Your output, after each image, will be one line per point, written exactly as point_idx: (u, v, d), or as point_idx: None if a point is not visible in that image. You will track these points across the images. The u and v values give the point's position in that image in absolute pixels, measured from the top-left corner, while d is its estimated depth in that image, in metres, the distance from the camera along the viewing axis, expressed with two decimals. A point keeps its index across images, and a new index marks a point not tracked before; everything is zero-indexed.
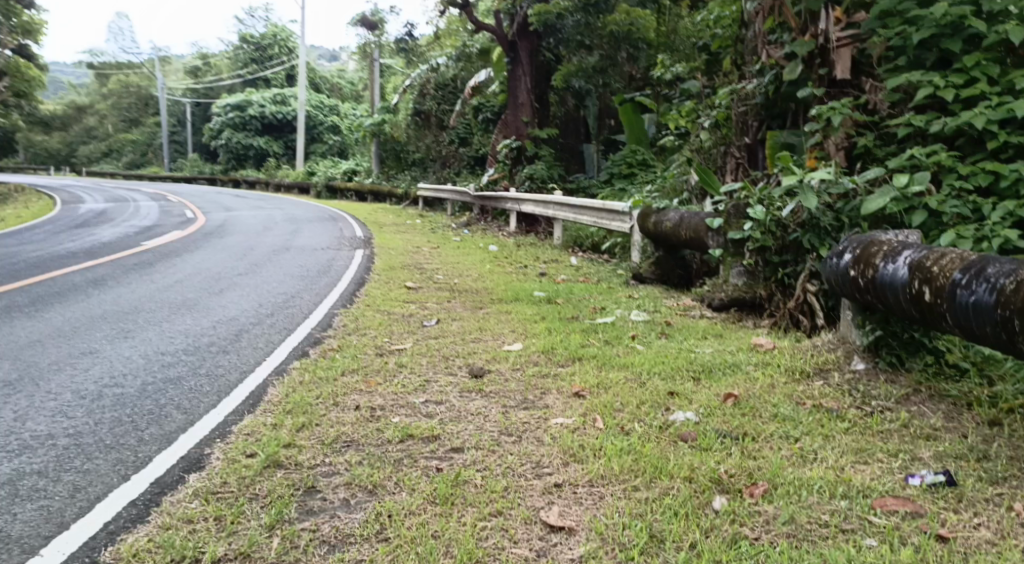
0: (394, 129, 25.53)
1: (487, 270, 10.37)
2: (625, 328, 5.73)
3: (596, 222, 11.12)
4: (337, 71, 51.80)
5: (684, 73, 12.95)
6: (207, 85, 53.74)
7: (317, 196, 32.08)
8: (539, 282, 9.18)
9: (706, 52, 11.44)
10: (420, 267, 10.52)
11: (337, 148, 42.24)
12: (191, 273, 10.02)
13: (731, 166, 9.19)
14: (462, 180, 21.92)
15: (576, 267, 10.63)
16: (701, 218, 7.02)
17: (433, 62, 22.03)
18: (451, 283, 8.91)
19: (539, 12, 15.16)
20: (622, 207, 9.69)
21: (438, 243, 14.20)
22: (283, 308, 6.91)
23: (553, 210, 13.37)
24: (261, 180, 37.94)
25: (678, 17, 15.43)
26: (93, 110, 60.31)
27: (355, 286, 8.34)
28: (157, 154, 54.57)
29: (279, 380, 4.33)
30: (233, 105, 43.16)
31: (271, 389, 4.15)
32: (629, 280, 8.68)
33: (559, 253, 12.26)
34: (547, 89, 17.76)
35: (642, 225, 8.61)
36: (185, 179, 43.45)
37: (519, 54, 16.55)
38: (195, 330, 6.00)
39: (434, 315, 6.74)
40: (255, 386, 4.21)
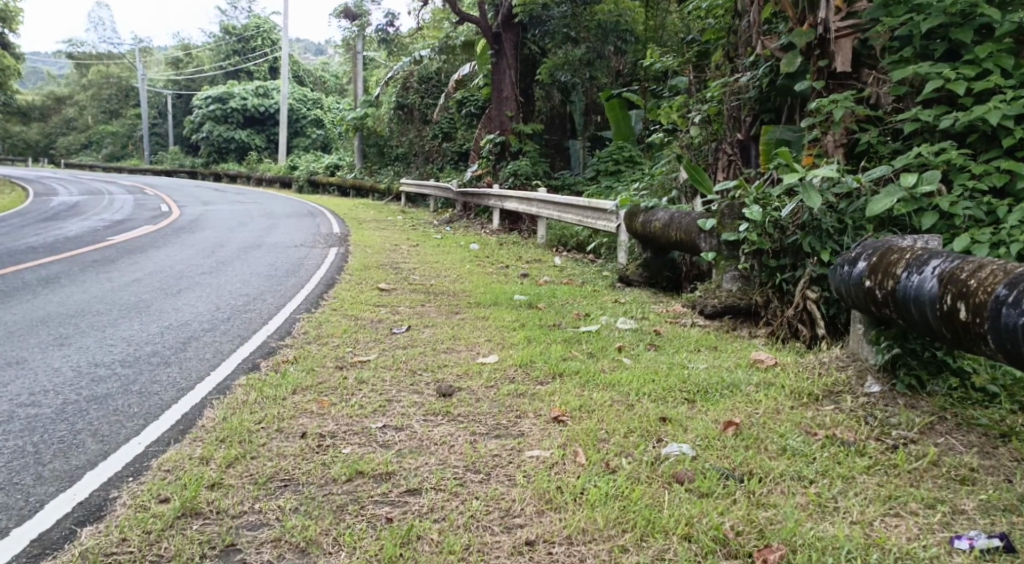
0: (377, 122, 24.92)
1: (467, 270, 9.88)
2: (610, 338, 5.26)
3: (581, 221, 10.64)
4: (322, 64, 50.99)
5: (674, 66, 12.46)
6: (189, 77, 52.78)
7: (299, 190, 31.43)
8: (520, 283, 8.70)
9: (697, 45, 10.96)
10: (396, 267, 9.99)
11: (320, 142, 41.51)
12: (151, 271, 9.46)
13: (722, 163, 8.85)
14: (444, 175, 21.38)
15: (559, 268, 10.14)
16: (692, 218, 6.55)
17: (416, 55, 21.48)
18: (427, 285, 8.40)
19: (524, 3, 14.67)
20: (608, 206, 9.22)
21: (417, 240, 13.69)
22: (240, 313, 6.39)
23: (536, 207, 12.90)
24: (242, 174, 37.22)
25: (667, 11, 14.98)
26: (74, 102, 59.25)
27: (323, 288, 7.83)
28: (137, 146, 53.59)
29: (219, 401, 3.82)
30: (215, 97, 42.37)
31: (207, 412, 3.64)
32: (616, 282, 8.24)
33: (543, 253, 11.79)
34: (531, 83, 17.45)
35: (629, 224, 8.14)
36: (165, 171, 42.65)
37: (503, 46, 16.06)
38: (139, 336, 5.48)
39: (405, 320, 6.24)
40: (190, 407, 3.71)
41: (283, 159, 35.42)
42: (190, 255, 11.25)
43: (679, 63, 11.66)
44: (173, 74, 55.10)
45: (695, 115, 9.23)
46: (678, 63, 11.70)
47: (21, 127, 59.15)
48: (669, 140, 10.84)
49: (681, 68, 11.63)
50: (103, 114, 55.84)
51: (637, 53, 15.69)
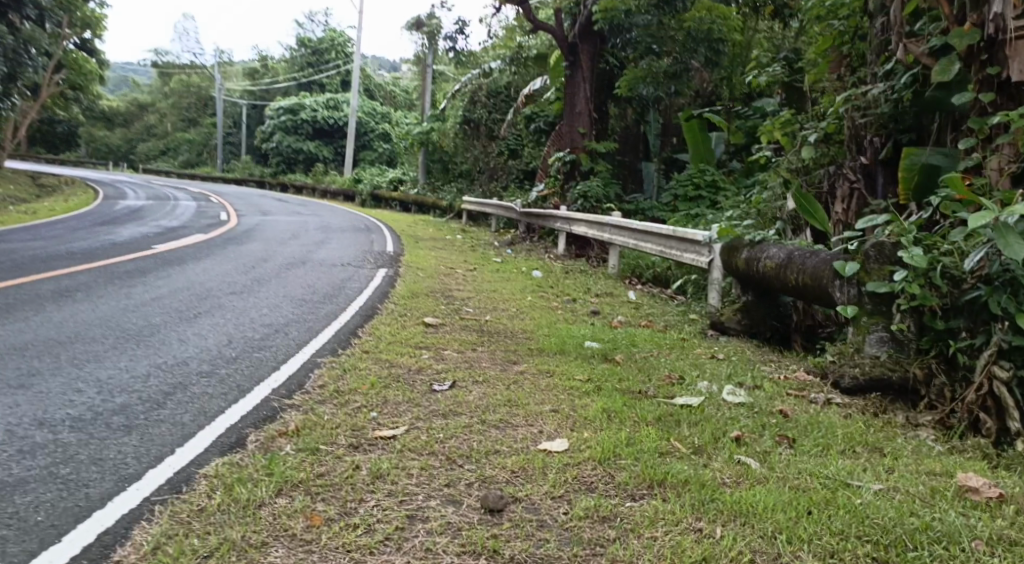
0: (443, 137, 24.01)
1: (527, 303, 8.62)
2: (720, 418, 3.93)
3: (662, 252, 9.30)
4: (393, 79, 50.64)
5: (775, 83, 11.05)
6: (264, 88, 53.10)
7: (361, 204, 30.72)
8: (590, 324, 7.39)
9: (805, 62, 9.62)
10: (448, 294, 8.82)
11: (386, 156, 40.94)
12: (178, 288, 8.46)
13: (840, 192, 7.48)
14: (508, 194, 20.22)
15: (634, 305, 8.82)
16: (820, 260, 5.18)
17: (487, 67, 20.50)
18: (482, 321, 7.19)
19: (606, 9, 13.45)
20: (698, 237, 7.86)
21: (475, 263, 12.52)
22: (255, 350, 5.26)
23: (607, 234, 11.60)
24: (308, 185, 36.84)
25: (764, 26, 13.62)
26: (154, 109, 60.40)
27: (359, 320, 6.67)
28: (210, 154, 54.01)
29: (159, 517, 2.71)
30: (287, 108, 42.26)
31: (146, 545, 2.56)
32: (707, 330, 6.91)
33: (614, 285, 10.48)
34: (608, 99, 16.27)
35: (729, 261, 6.85)
36: (233, 180, 42.67)
37: (579, 57, 14.98)
38: (118, 382, 4.37)
39: (452, 372, 5.01)
40: (128, 527, 2.66)
41: (348, 171, 34.77)
42: (227, 270, 10.27)
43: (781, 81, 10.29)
44: (248, 84, 55.49)
45: (807, 135, 7.85)
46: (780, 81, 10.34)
47: (104, 131, 60.20)
48: (769, 164, 9.44)
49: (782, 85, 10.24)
50: (182, 123, 56.76)
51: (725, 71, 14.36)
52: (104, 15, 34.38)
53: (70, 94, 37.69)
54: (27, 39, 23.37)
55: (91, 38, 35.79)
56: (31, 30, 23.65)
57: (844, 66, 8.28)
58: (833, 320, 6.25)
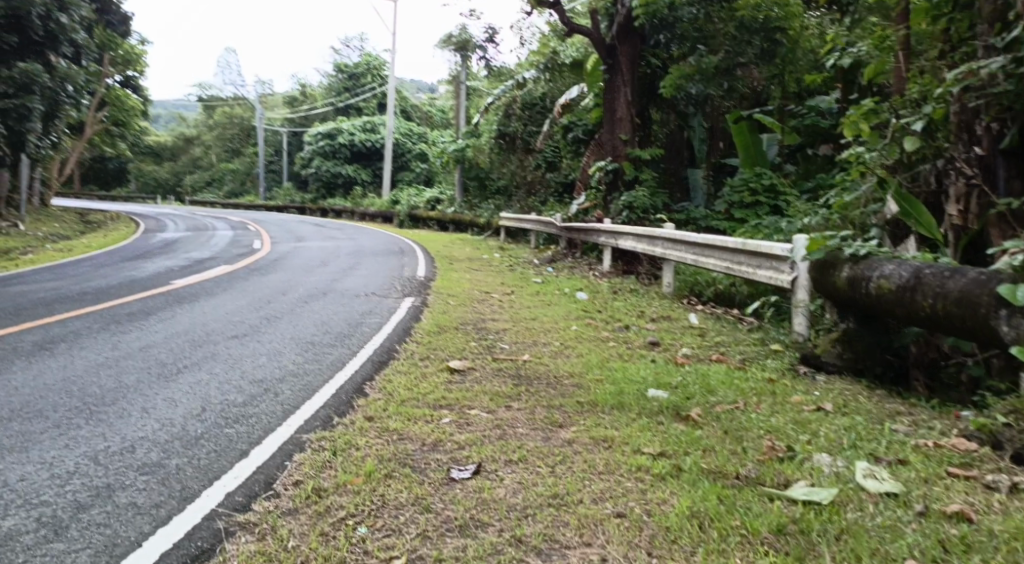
0: (479, 153, 22.90)
1: (572, 334, 7.38)
2: (855, 532, 2.83)
3: (728, 267, 7.98)
4: (429, 99, 49.69)
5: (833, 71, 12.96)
6: (302, 114, 52.77)
7: (399, 226, 29.69)
8: (651, 361, 6.12)
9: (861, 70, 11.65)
10: (479, 327, 7.61)
11: (425, 176, 39.97)
12: (175, 331, 7.32)
13: (954, 191, 6.21)
14: (548, 209, 19.01)
15: (698, 332, 7.54)
16: (971, 282, 3.94)
17: (521, 77, 19.39)
18: (521, 363, 5.96)
19: (647, 3, 12.25)
20: (779, 250, 6.54)
21: (514, 286, 11.31)
22: (229, 419, 4.06)
23: (660, 249, 10.29)
24: (347, 209, 36.09)
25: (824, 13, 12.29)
26: (198, 140, 60.55)
27: (372, 369, 5.47)
28: (252, 183, 53.62)
29: None
30: (325, 133, 41.69)
31: None
32: (799, 367, 5.62)
33: (672, 306, 9.19)
34: (651, 104, 15.04)
35: (828, 281, 5.51)
36: (275, 207, 42.21)
37: (619, 59, 13.78)
38: (27, 489, 3.24)
39: (479, 447, 3.78)
40: None
41: (386, 193, 33.76)
42: (239, 305, 9.19)
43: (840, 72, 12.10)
44: (287, 111, 55.02)
45: (906, 122, 6.50)
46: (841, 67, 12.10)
47: (149, 165, 60.52)
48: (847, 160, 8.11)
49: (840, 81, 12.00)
50: (225, 153, 56.74)
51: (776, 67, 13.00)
52: (143, 49, 34.02)
53: (113, 130, 37.51)
54: (62, 77, 22.20)
55: (133, 74, 35.39)
56: (66, 68, 22.29)
57: (939, 40, 6.92)
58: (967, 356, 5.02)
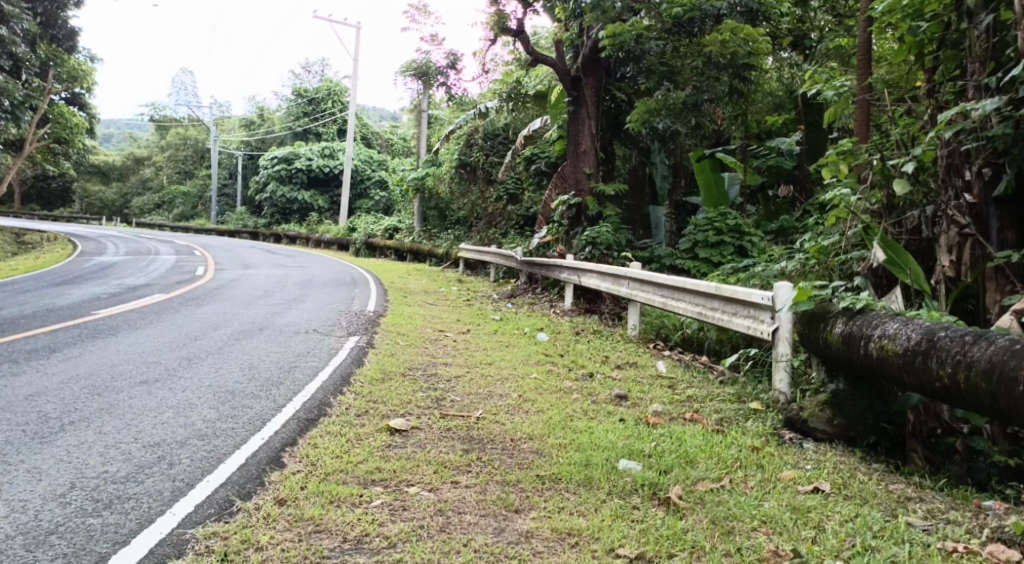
0: (438, 182, 22.28)
1: (530, 383, 6.67)
2: None
3: (699, 313, 7.36)
4: (391, 127, 49.01)
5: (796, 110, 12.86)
6: (259, 138, 51.65)
7: (355, 254, 28.78)
8: (618, 420, 5.46)
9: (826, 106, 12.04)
10: (427, 372, 6.85)
11: (383, 204, 39.16)
12: (78, 375, 6.54)
13: (944, 240, 5.64)
14: (508, 242, 18.39)
15: (667, 384, 6.92)
16: (998, 352, 3.48)
17: (482, 106, 18.87)
18: (472, 420, 5.23)
19: (613, 33, 11.79)
20: (761, 298, 5.93)
21: (470, 323, 10.60)
22: (97, 504, 3.44)
23: (624, 289, 9.67)
24: (302, 236, 35.08)
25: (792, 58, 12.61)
26: (151, 162, 58.90)
27: (296, 427, 4.76)
28: (206, 206, 52.08)
29: None
30: (281, 158, 40.70)
31: None
32: (784, 433, 5.01)
33: (638, 352, 8.57)
34: (614, 138, 14.62)
35: (816, 337, 4.93)
36: (227, 233, 40.99)
37: (583, 92, 13.31)
38: None
39: (413, 545, 3.18)
40: None
41: (343, 220, 32.79)
42: (163, 341, 8.33)
43: (798, 113, 12.35)
44: (244, 134, 53.78)
45: (896, 162, 5.95)
46: (799, 107, 12.29)
47: (98, 185, 58.65)
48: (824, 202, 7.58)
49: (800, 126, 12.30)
50: (177, 175, 55.20)
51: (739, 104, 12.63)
52: (92, 67, 32.87)
53: (58, 148, 36.03)
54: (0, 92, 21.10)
55: (81, 91, 34.25)
56: (4, 83, 21.22)
57: (922, 75, 6.45)
58: (962, 429, 4.69)
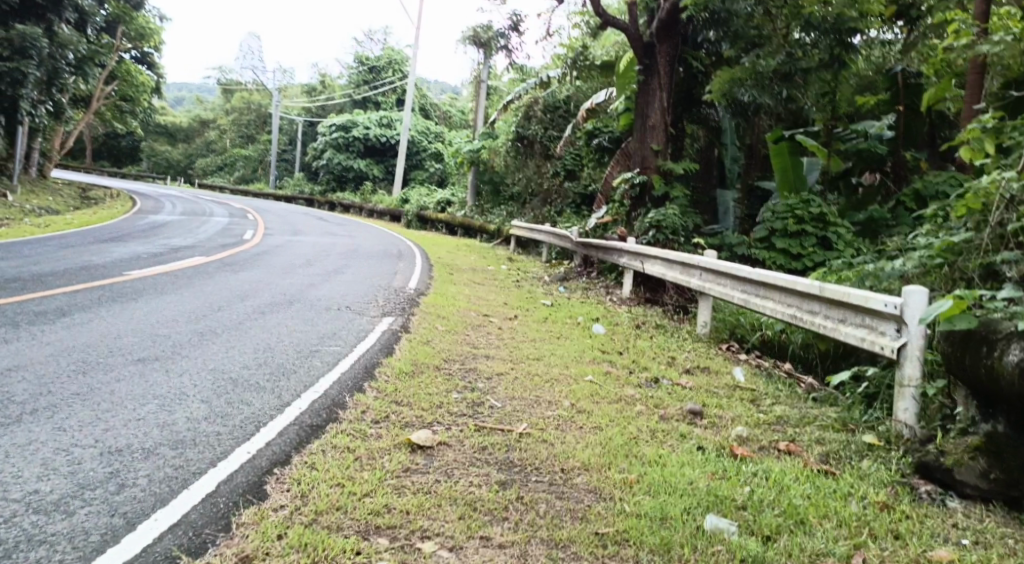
0: (495, 156, 21.19)
1: (586, 387, 5.60)
2: None
3: (793, 316, 6.18)
4: (451, 99, 47.95)
5: (887, 92, 11.46)
6: (319, 104, 51.14)
7: (407, 226, 28.00)
8: (695, 448, 4.39)
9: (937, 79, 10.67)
10: (465, 367, 5.81)
11: (438, 177, 38.25)
12: (72, 345, 5.69)
13: None
14: (564, 221, 17.30)
15: (750, 398, 5.79)
16: None
17: (545, 75, 17.66)
18: (514, 437, 4.21)
19: None
20: (887, 305, 4.73)
21: (520, 308, 9.57)
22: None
23: (696, 280, 8.48)
24: (355, 204, 34.41)
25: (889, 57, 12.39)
26: (213, 124, 58.94)
27: (296, 436, 3.82)
28: (264, 170, 51.85)
29: None
30: (340, 125, 40.06)
31: None
32: (918, 485, 3.94)
33: (710, 354, 7.43)
34: (685, 114, 13.27)
35: (973, 361, 3.86)
36: (284, 198, 40.65)
37: (656, 60, 12.02)
38: None
39: None
40: None
41: (397, 190, 31.96)
42: (178, 311, 7.47)
43: (895, 95, 11.28)
44: (305, 101, 53.37)
45: None
46: (897, 89, 11.19)
47: (161, 145, 58.97)
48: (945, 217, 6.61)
49: (899, 108, 11.22)
50: (238, 139, 55.06)
51: (830, 80, 11.37)
52: (158, 26, 32.37)
53: (123, 106, 35.76)
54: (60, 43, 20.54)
55: (148, 49, 33.93)
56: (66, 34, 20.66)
57: None
58: None
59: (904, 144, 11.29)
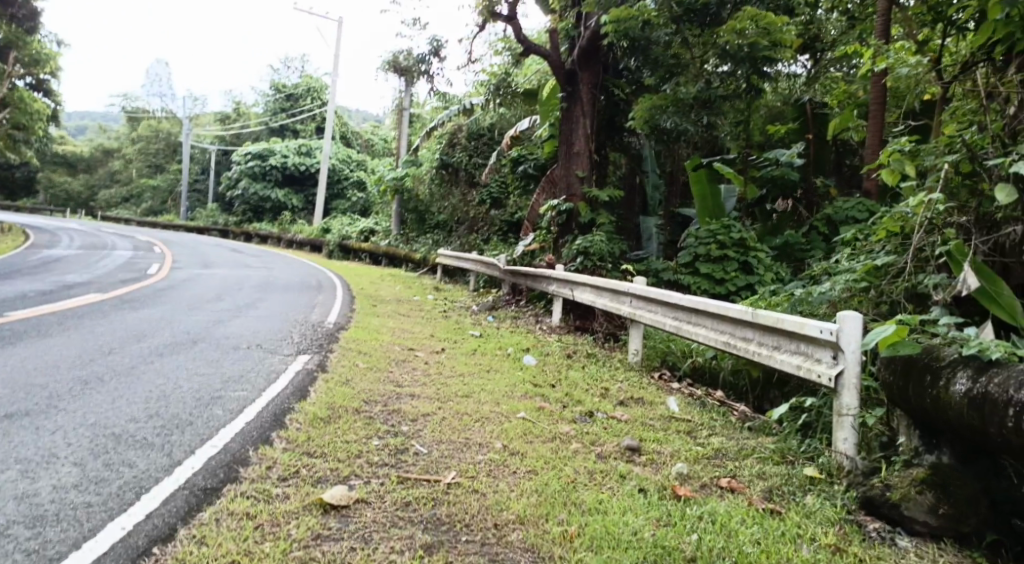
0: (417, 184, 20.80)
1: (516, 425, 5.26)
2: None
3: (726, 344, 5.99)
4: (372, 127, 47.40)
5: (798, 121, 11.75)
6: (234, 133, 49.81)
7: (328, 256, 27.27)
8: (633, 491, 4.09)
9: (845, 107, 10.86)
10: (387, 409, 5.38)
11: (360, 206, 37.58)
12: None
13: None
14: (490, 248, 17.03)
15: (687, 430, 5.54)
16: None
17: (467, 102, 17.43)
18: (441, 489, 3.85)
19: (618, 19, 10.40)
20: (824, 331, 4.55)
21: (445, 340, 9.19)
22: None
23: (625, 308, 8.27)
24: (273, 235, 33.39)
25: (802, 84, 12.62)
26: (121, 154, 56.66)
27: (182, 504, 3.52)
28: (176, 201, 50.04)
29: None
30: (256, 153, 38.96)
31: None
32: (866, 523, 3.75)
33: (642, 383, 7.20)
34: (608, 140, 13.22)
35: (915, 391, 3.69)
36: (198, 230, 39.22)
37: (578, 87, 11.95)
38: None
39: None
40: None
41: (318, 219, 31.16)
42: (67, 355, 6.83)
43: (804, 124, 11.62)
44: (219, 129, 51.90)
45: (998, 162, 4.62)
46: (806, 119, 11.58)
47: (63, 175, 56.26)
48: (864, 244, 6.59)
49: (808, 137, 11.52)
50: (148, 168, 53.03)
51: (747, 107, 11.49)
52: (57, 52, 30.87)
53: (21, 136, 33.90)
54: None
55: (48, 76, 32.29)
56: None
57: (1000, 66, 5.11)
58: None
59: (816, 170, 11.46)
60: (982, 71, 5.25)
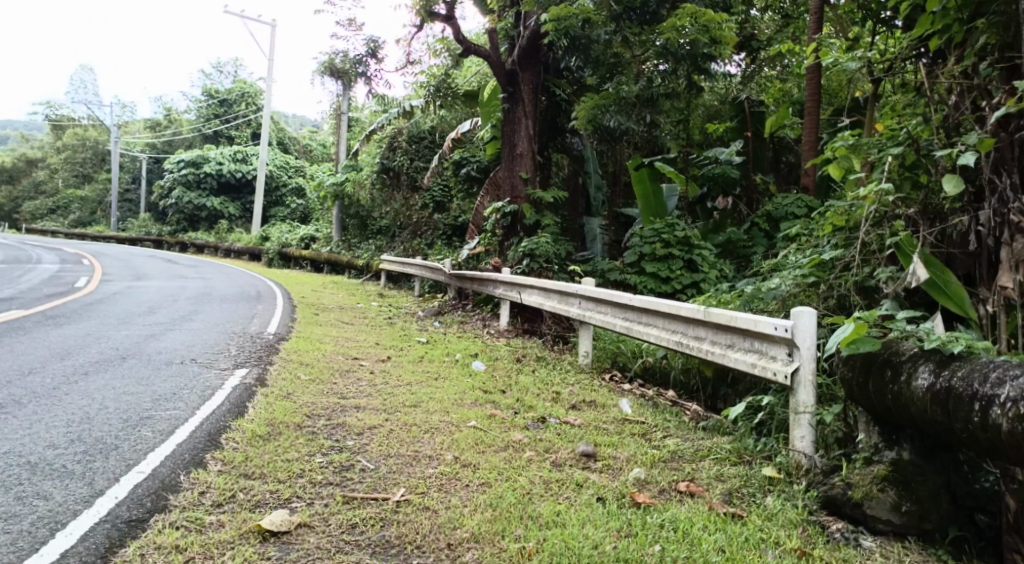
0: (358, 189, 20.39)
1: (466, 435, 5.05)
2: None
3: (678, 344, 5.88)
4: (309, 133, 46.57)
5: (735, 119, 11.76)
6: (166, 140, 48.37)
7: (267, 264, 26.59)
8: (590, 501, 3.93)
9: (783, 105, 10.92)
10: (331, 423, 5.12)
11: (299, 213, 36.83)
12: None
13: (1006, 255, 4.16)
14: (434, 253, 16.77)
15: (642, 433, 5.41)
16: None
17: (406, 104, 17.12)
18: (390, 508, 3.63)
19: (557, 18, 10.23)
20: (779, 329, 4.45)
21: (390, 347, 8.93)
22: None
23: (574, 309, 8.13)
24: (209, 244, 32.45)
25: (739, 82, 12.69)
26: (46, 164, 54.52)
27: (102, 539, 3.27)
28: (105, 212, 48.35)
29: None
30: (189, 161, 37.85)
31: None
32: (830, 524, 3.65)
33: (593, 385, 7.07)
34: (551, 141, 13.12)
35: (874, 387, 3.64)
36: (129, 241, 37.92)
37: (519, 88, 11.81)
38: None
39: None
40: None
41: (255, 227, 30.45)
42: None
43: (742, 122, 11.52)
44: (150, 137, 50.35)
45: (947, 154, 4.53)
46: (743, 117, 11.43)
47: None
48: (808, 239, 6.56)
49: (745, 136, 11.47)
50: (74, 178, 51.11)
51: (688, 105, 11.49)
52: None
53: None
54: None
55: None
56: None
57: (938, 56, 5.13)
58: None
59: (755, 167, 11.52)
60: (918, 65, 5.22)
